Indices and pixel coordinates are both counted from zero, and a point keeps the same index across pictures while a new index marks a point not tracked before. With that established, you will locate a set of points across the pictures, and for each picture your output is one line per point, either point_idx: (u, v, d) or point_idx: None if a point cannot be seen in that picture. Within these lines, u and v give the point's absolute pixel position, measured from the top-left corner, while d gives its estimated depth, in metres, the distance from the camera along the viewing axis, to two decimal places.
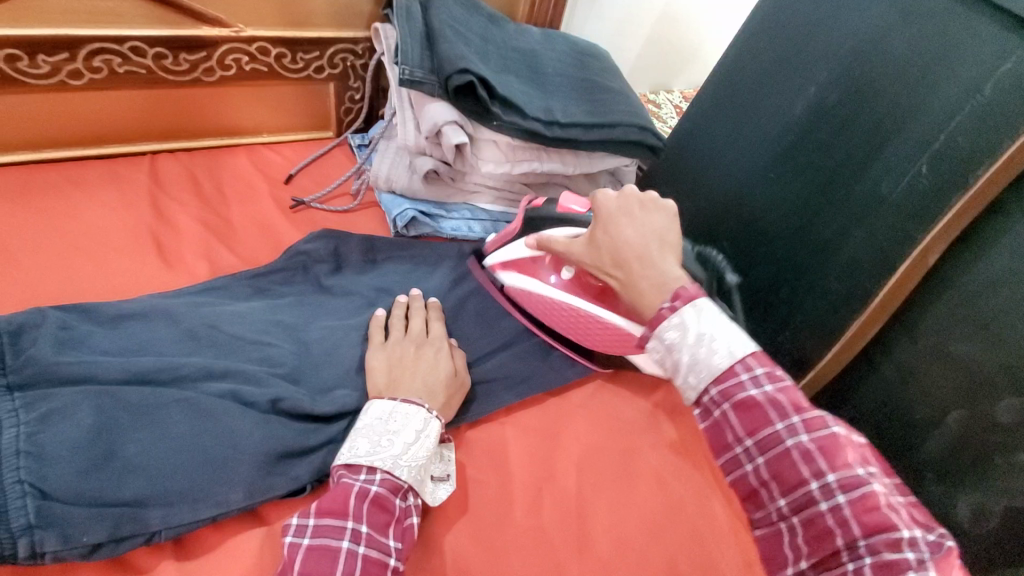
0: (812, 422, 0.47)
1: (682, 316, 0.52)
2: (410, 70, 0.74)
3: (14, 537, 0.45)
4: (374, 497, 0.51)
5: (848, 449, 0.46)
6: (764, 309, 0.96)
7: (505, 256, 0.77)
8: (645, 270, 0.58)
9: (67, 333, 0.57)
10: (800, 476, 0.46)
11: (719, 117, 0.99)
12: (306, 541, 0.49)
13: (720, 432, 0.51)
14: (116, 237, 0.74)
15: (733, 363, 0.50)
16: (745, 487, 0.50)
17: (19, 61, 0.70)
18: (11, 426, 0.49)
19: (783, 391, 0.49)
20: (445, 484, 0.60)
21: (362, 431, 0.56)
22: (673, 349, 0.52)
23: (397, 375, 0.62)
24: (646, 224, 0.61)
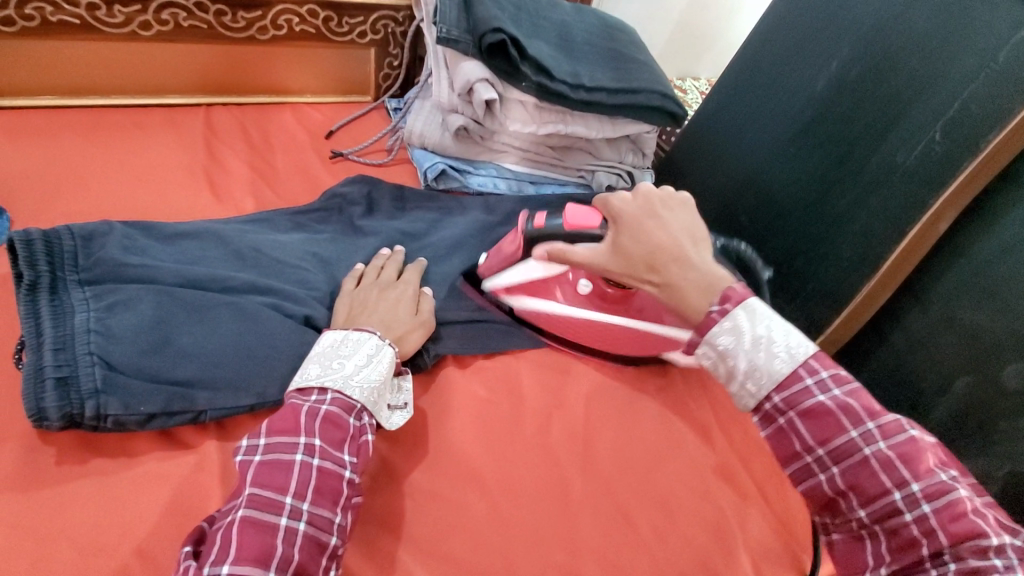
0: (888, 427, 0.45)
1: (735, 319, 0.49)
2: (447, 30, 0.79)
3: (84, 399, 0.52)
4: (325, 415, 0.53)
5: (927, 452, 0.44)
6: (778, 281, 0.98)
7: (511, 279, 0.75)
8: (686, 272, 0.55)
9: (130, 243, 0.64)
10: (882, 486, 0.44)
11: (742, 95, 1.02)
12: (259, 457, 0.50)
13: (786, 439, 0.48)
14: (174, 173, 0.81)
15: (795, 368, 0.47)
16: (822, 497, 0.48)
17: (98, 10, 0.78)
18: (84, 309, 0.56)
19: (855, 396, 0.47)
20: (404, 412, 0.62)
21: (315, 358, 0.59)
22: (727, 355, 0.49)
23: (356, 312, 0.66)
24: (674, 224, 0.59)
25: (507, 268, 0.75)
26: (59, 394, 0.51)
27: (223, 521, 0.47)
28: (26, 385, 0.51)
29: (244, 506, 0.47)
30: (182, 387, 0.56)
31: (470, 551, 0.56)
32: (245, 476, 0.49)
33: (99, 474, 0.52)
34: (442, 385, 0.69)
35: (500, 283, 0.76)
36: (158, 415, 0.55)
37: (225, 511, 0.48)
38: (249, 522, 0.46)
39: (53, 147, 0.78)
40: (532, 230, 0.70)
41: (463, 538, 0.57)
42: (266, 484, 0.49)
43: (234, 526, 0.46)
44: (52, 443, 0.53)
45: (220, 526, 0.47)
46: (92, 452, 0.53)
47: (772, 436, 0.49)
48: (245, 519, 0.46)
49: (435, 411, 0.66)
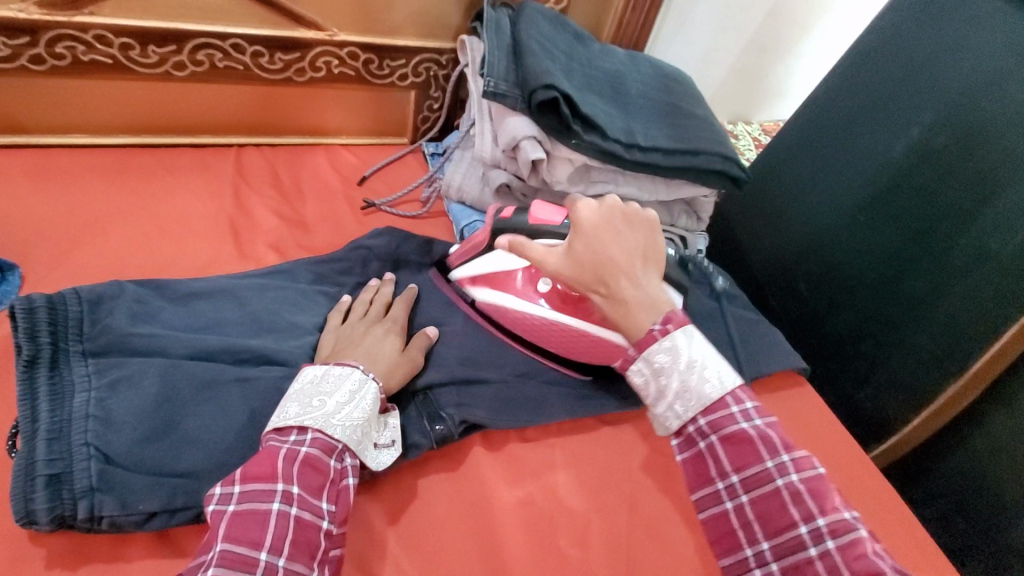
0: (801, 462, 0.49)
1: (673, 341, 0.51)
2: (494, 83, 0.74)
3: (76, 499, 0.46)
4: (303, 458, 0.49)
5: (834, 492, 0.48)
6: (840, 361, 0.89)
7: (476, 269, 0.74)
8: (634, 290, 0.55)
9: (140, 307, 0.59)
10: (789, 519, 0.48)
11: (807, 154, 0.94)
12: (231, 508, 0.46)
13: (703, 465, 0.52)
14: (199, 222, 0.76)
15: (723, 395, 0.51)
16: (723, 527, 0.51)
17: (131, 50, 0.75)
18: (84, 390, 0.51)
19: (772, 428, 0.51)
20: (391, 450, 0.58)
21: (293, 395, 0.54)
22: (660, 373, 0.51)
23: (341, 347, 0.62)
24: (631, 242, 0.57)
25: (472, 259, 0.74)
26: (50, 494, 0.45)
27: None
28: (14, 483, 0.45)
29: (214, 563, 0.42)
30: (185, 481, 0.50)
31: None
32: (216, 531, 0.45)
33: None
34: (471, 478, 0.62)
35: (463, 274, 0.75)
36: (157, 515, 0.48)
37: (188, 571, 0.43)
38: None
39: (76, 191, 0.75)
40: (497, 221, 0.71)
41: None
42: (238, 537, 0.44)
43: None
44: (40, 545, 0.47)
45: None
46: (83, 558, 0.47)
47: (689, 460, 0.52)
48: None
49: (462, 510, 0.60)
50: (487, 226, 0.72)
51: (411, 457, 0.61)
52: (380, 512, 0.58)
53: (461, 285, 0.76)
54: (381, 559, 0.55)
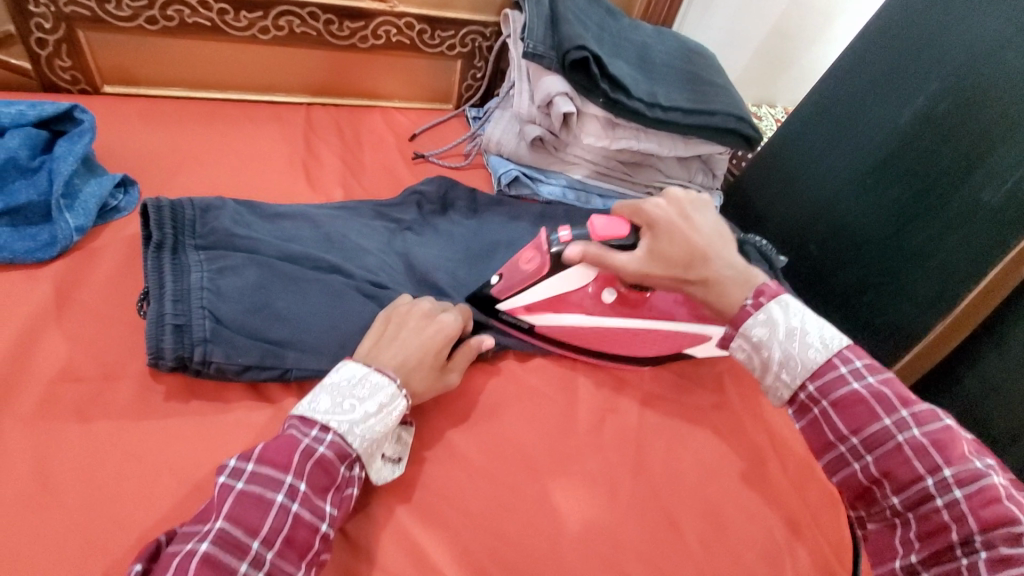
0: (922, 416, 0.51)
1: (769, 312, 0.57)
2: (533, 45, 0.84)
3: (194, 345, 0.58)
4: (318, 458, 0.52)
5: (963, 442, 0.49)
6: (844, 312, 0.97)
7: (530, 298, 0.70)
8: (726, 270, 0.61)
9: (239, 218, 0.71)
10: (914, 472, 0.49)
11: (821, 123, 1.00)
12: (240, 485, 0.49)
13: (819, 428, 0.55)
14: (276, 161, 0.89)
15: (830, 357, 0.55)
16: (856, 486, 0.54)
17: (227, 15, 0.88)
18: (198, 269, 0.64)
19: (888, 386, 0.53)
20: (395, 466, 0.60)
21: (328, 387, 0.56)
22: (761, 345, 0.57)
23: (379, 353, 0.60)
24: (705, 228, 0.64)
25: (519, 289, 0.70)
26: (175, 338, 0.58)
27: (184, 549, 0.45)
28: (149, 327, 0.58)
29: (210, 540, 0.45)
30: (276, 346, 0.62)
31: (520, 533, 0.59)
32: (221, 505, 0.47)
33: (197, 414, 0.59)
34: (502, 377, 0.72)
35: (516, 305, 0.71)
36: (252, 367, 0.61)
37: (185, 536, 0.46)
38: (209, 559, 0.44)
39: (178, 132, 0.88)
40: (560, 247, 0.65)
41: (516, 517, 0.60)
42: (237, 519, 0.47)
43: (192, 558, 0.44)
44: (162, 382, 0.60)
45: (176, 550, 0.45)
46: (194, 394, 0.60)
47: (807, 426, 0.56)
48: (206, 555, 0.44)
49: (495, 401, 0.69)
50: (543, 249, 0.66)
51: None
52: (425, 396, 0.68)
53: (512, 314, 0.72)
54: (426, 431, 0.65)
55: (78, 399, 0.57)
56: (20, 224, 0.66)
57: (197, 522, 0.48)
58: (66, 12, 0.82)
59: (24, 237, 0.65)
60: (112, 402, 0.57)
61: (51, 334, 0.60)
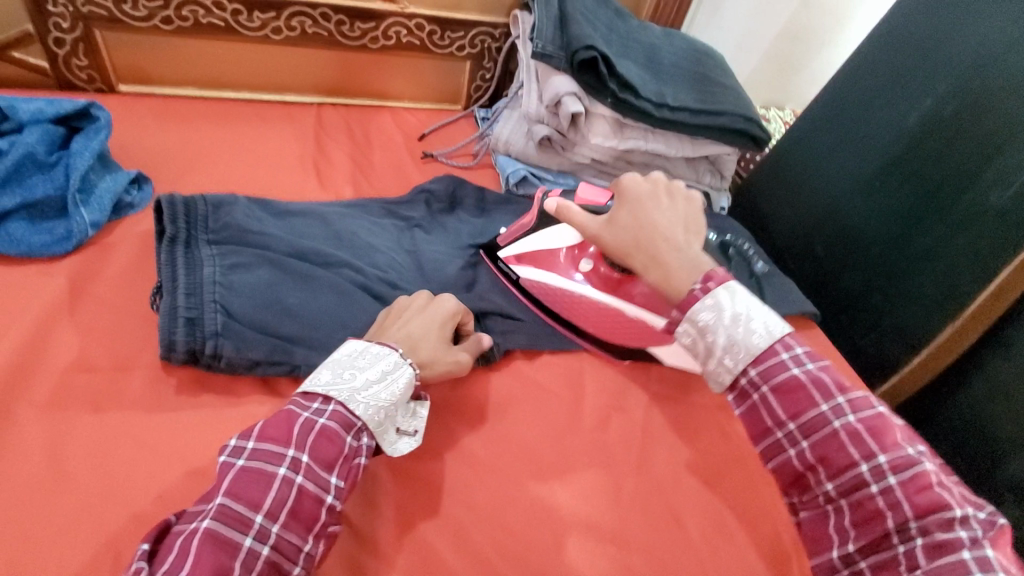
0: (857, 403, 0.50)
1: (716, 298, 0.52)
2: (542, 45, 0.85)
3: (205, 339, 0.59)
4: (319, 430, 0.52)
5: (896, 429, 0.49)
6: (850, 314, 0.97)
7: (522, 249, 0.79)
8: (676, 254, 0.58)
9: (250, 215, 0.72)
10: (850, 458, 0.49)
11: (830, 124, 1.00)
12: (241, 462, 0.49)
13: (758, 414, 0.53)
14: (287, 160, 0.90)
15: (773, 343, 0.52)
16: (792, 472, 0.52)
17: (240, 15, 0.90)
18: (210, 264, 0.64)
19: (826, 372, 0.51)
20: (411, 439, 0.60)
21: (330, 364, 0.58)
22: (706, 331, 0.52)
23: (388, 325, 0.63)
24: (673, 213, 0.62)
25: (518, 239, 0.80)
26: (187, 331, 0.58)
27: (189, 526, 0.46)
28: (162, 320, 0.59)
29: (212, 516, 0.46)
30: (286, 341, 0.63)
31: (525, 527, 0.59)
32: (223, 481, 0.48)
33: (207, 406, 0.59)
34: (508, 374, 0.72)
35: (512, 253, 0.80)
36: (262, 362, 0.61)
37: (192, 514, 0.47)
38: (212, 534, 0.45)
39: (191, 130, 0.90)
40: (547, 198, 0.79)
41: (520, 511, 0.60)
42: (239, 494, 0.48)
43: (194, 535, 0.45)
44: (172, 375, 0.60)
45: (183, 529, 0.46)
46: (204, 387, 0.60)
47: (746, 413, 0.53)
48: (208, 531, 0.45)
49: (501, 397, 0.69)
50: (535, 206, 0.80)
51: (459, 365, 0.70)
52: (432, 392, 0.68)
53: (506, 264, 0.80)
54: (432, 426, 0.65)
55: (91, 390, 0.57)
56: (37, 218, 0.67)
57: (203, 500, 0.49)
58: (84, 12, 0.84)
59: (41, 231, 0.66)
60: (123, 394, 0.58)
61: (64, 327, 0.61)
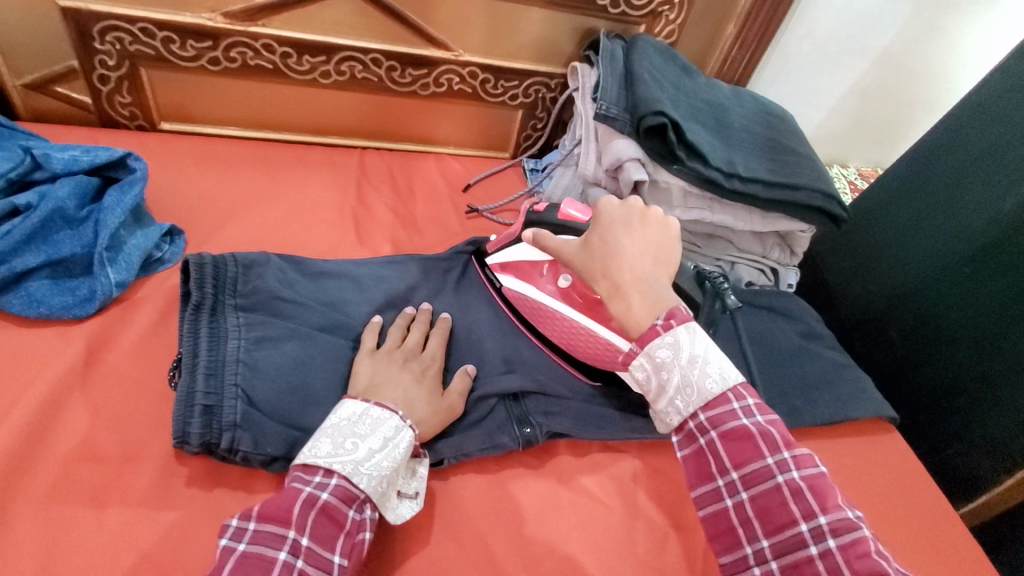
0: (802, 458, 0.46)
1: (676, 336, 0.47)
2: (606, 107, 0.79)
3: (223, 430, 0.55)
4: (321, 505, 0.49)
5: (837, 491, 0.45)
6: (932, 414, 0.87)
7: (506, 258, 0.77)
8: (638, 284, 0.51)
9: (283, 279, 0.68)
10: (790, 515, 0.45)
11: (908, 197, 0.91)
12: (242, 547, 0.46)
13: (703, 462, 0.48)
14: (327, 212, 0.85)
15: (724, 390, 0.48)
16: (722, 525, 0.48)
17: (289, 58, 0.86)
18: (235, 338, 0.61)
19: (774, 425, 0.47)
20: (413, 502, 0.57)
21: (327, 430, 0.55)
22: (661, 368, 0.48)
23: (378, 382, 0.61)
24: (645, 241, 0.54)
25: (504, 247, 0.77)
26: (203, 422, 0.54)
27: None
28: (177, 407, 0.55)
29: None
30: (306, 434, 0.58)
31: None
32: (223, 568, 0.44)
33: (221, 505, 0.54)
34: (552, 474, 0.65)
35: (496, 261, 0.78)
36: (281, 459, 0.56)
37: None
38: None
39: (229, 175, 0.86)
40: (529, 212, 0.72)
41: None
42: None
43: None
44: (185, 465, 0.55)
45: None
46: (216, 481, 0.55)
47: (690, 458, 0.49)
48: None
49: (544, 504, 0.62)
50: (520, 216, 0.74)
51: (495, 454, 0.64)
52: (468, 494, 0.61)
53: (493, 272, 0.79)
54: (468, 537, 0.58)
55: (96, 483, 0.52)
56: (61, 275, 0.63)
57: None
58: (131, 50, 0.81)
59: (64, 291, 0.62)
60: (131, 488, 0.52)
61: (77, 404, 0.56)
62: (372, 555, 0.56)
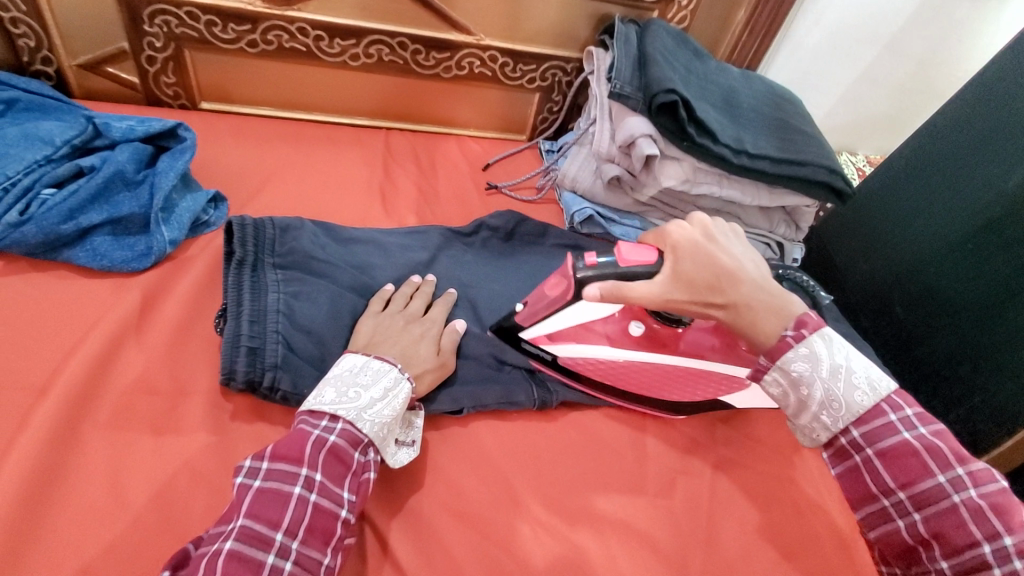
0: (978, 476, 0.48)
1: (812, 347, 0.52)
2: (620, 86, 0.84)
3: (266, 370, 0.60)
4: (330, 447, 0.53)
5: (1019, 509, 0.46)
6: (933, 383, 0.90)
7: (553, 326, 0.67)
8: (757, 295, 0.55)
9: (316, 241, 0.74)
10: (970, 536, 0.46)
11: (912, 178, 0.95)
12: (257, 483, 0.50)
13: (860, 478, 0.52)
14: (355, 185, 0.91)
15: (877, 402, 0.51)
16: (899, 544, 0.51)
17: (322, 41, 0.91)
18: (274, 291, 0.66)
19: (940, 440, 0.50)
20: (410, 449, 0.61)
21: (332, 381, 0.59)
22: (800, 382, 0.52)
23: (378, 338, 0.65)
24: (734, 250, 0.58)
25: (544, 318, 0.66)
26: (248, 361, 0.60)
27: (207, 548, 0.46)
28: (225, 348, 0.60)
29: (232, 537, 0.46)
30: None
31: None
32: (242, 504, 0.48)
33: (265, 437, 0.59)
34: (567, 425, 0.70)
35: (539, 333, 0.68)
36: None
37: (211, 537, 0.47)
38: (235, 555, 0.45)
39: (265, 150, 0.92)
40: (582, 273, 0.60)
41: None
42: (257, 514, 0.48)
43: (218, 557, 0.44)
44: (230, 401, 0.61)
45: (205, 551, 0.45)
46: (259, 416, 0.60)
47: (845, 475, 0.53)
48: (231, 552, 0.45)
49: (559, 449, 0.67)
50: (568, 279, 0.61)
51: (511, 409, 0.69)
52: (489, 439, 0.66)
53: (534, 343, 0.69)
54: (490, 477, 0.63)
55: (153, 413, 0.58)
56: (121, 233, 0.69)
57: (220, 524, 0.49)
58: (177, 33, 0.87)
59: (123, 247, 0.68)
60: (185, 419, 0.58)
61: (135, 345, 0.62)
62: (402, 486, 0.61)
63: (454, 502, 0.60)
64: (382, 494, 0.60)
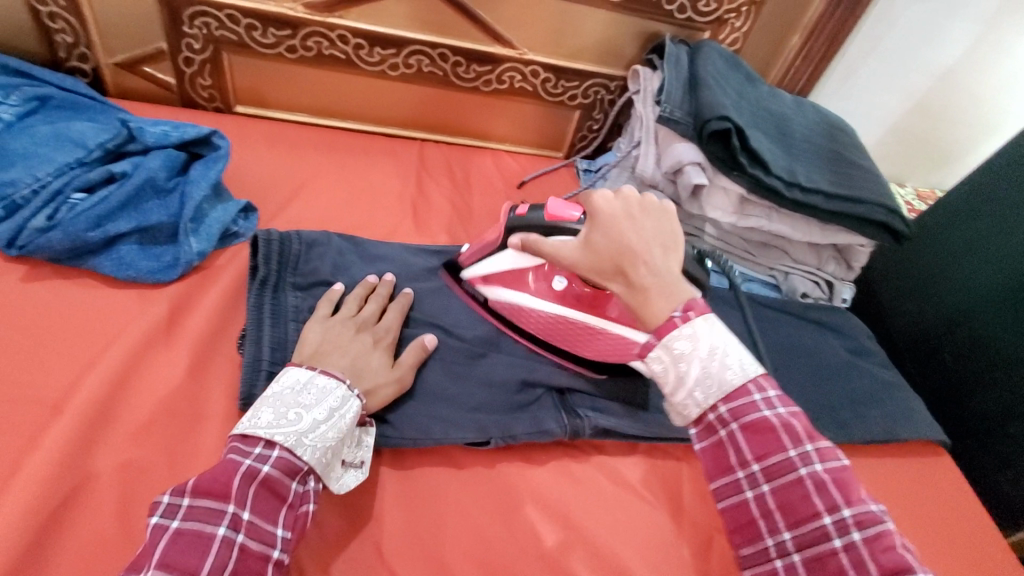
0: (826, 451, 0.45)
1: (694, 327, 0.47)
2: (670, 109, 0.80)
3: None
4: (262, 480, 0.48)
5: (861, 484, 0.45)
6: (984, 441, 0.84)
7: (488, 268, 0.72)
8: (655, 280, 0.50)
9: (339, 260, 0.72)
10: (812, 508, 0.44)
11: (969, 219, 0.89)
12: (175, 524, 0.45)
13: (721, 453, 0.48)
14: (386, 199, 0.88)
15: (745, 381, 0.47)
16: (743, 517, 0.48)
17: (361, 50, 0.89)
18: (293, 318, 0.65)
19: (796, 416, 0.47)
20: (358, 472, 0.57)
21: (270, 400, 0.53)
22: (681, 359, 0.47)
23: (326, 348, 0.60)
24: (650, 230, 0.53)
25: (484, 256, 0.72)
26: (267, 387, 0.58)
27: None
28: (244, 372, 0.58)
29: None
30: None
31: None
32: (154, 549, 0.43)
33: None
34: (598, 469, 0.65)
35: (476, 273, 0.73)
36: None
37: None
38: None
39: (297, 158, 0.89)
40: (512, 217, 0.66)
41: None
42: (173, 562, 0.43)
43: None
44: None
45: None
46: None
47: (708, 450, 0.49)
48: None
49: (590, 495, 0.63)
50: (501, 224, 0.68)
51: (539, 440, 0.65)
52: (516, 480, 0.62)
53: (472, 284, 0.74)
54: (515, 523, 0.59)
55: (169, 437, 0.55)
56: (148, 242, 0.67)
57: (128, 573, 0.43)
58: (216, 35, 0.85)
59: (149, 256, 0.66)
60: (201, 444, 0.55)
61: (155, 362, 0.59)
62: (423, 529, 0.57)
63: (477, 549, 0.57)
64: (401, 537, 0.56)
